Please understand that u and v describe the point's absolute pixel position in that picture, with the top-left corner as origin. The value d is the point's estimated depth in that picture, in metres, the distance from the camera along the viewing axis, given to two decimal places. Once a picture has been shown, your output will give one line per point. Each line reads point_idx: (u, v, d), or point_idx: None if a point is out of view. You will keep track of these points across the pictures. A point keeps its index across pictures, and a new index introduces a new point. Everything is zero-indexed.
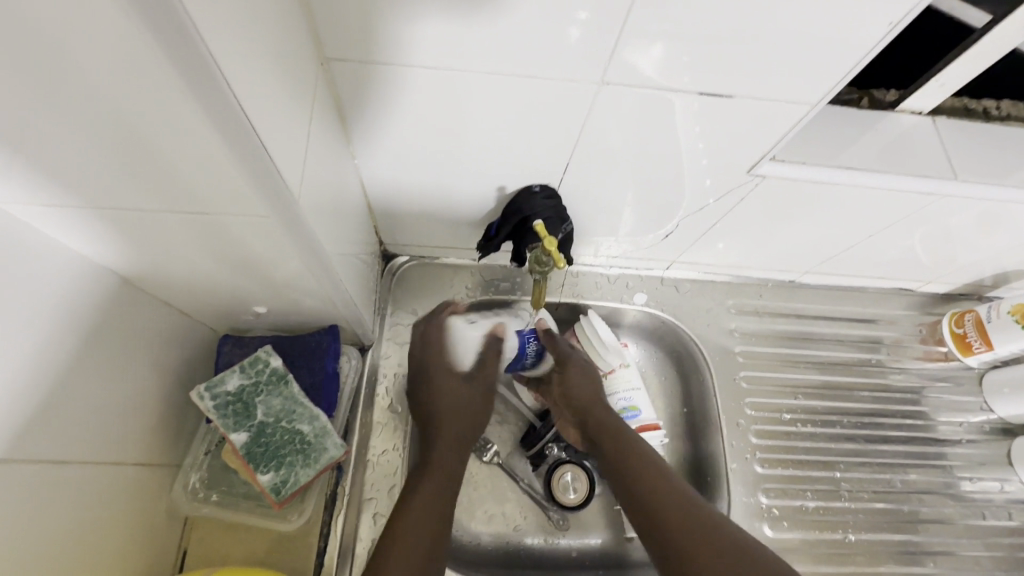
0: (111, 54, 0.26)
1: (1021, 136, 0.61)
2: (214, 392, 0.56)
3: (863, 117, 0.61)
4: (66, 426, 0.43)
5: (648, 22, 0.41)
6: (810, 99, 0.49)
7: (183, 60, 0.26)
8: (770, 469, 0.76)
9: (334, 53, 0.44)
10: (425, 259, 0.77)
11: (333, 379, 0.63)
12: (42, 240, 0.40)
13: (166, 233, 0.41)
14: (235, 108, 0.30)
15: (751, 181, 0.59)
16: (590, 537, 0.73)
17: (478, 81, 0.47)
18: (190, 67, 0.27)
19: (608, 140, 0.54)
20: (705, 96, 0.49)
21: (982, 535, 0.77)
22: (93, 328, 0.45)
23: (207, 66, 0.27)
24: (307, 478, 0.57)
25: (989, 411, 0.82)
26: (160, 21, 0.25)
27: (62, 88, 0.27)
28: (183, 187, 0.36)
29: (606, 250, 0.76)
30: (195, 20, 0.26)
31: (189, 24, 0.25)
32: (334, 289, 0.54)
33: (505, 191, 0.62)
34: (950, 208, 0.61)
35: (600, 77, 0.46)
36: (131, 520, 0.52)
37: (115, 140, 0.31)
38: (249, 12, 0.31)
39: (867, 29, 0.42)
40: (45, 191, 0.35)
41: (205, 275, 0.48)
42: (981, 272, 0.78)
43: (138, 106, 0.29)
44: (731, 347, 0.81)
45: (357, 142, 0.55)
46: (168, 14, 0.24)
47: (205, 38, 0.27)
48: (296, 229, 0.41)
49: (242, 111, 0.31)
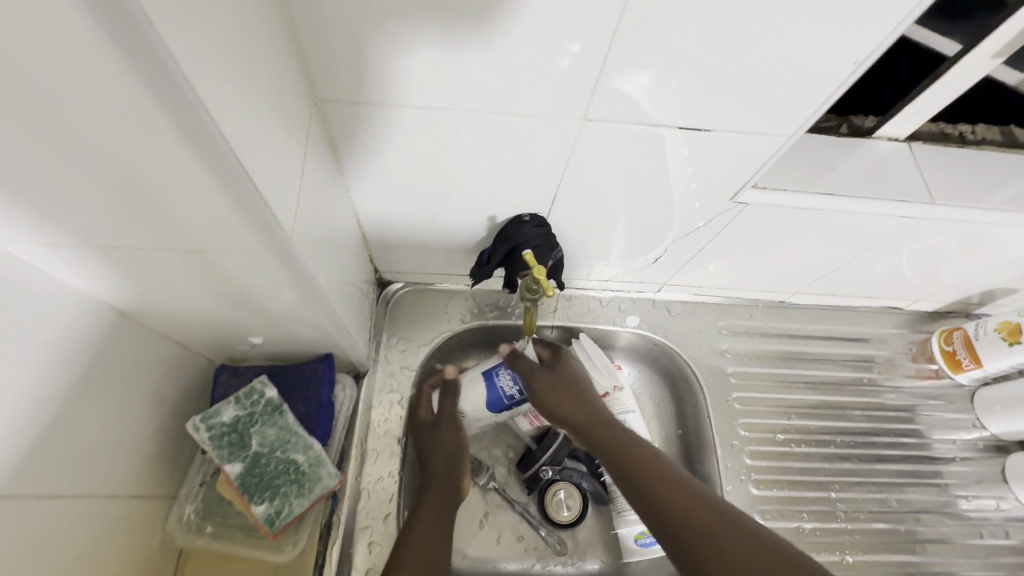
0: (118, 115, 0.27)
1: (994, 160, 0.63)
2: (209, 423, 0.56)
3: (842, 142, 0.63)
4: (66, 461, 0.44)
5: (635, 59, 0.43)
6: (787, 130, 0.51)
7: (183, 117, 0.28)
8: (766, 490, 0.76)
9: (329, 95, 0.46)
10: (419, 285, 0.78)
11: (328, 408, 0.63)
12: (45, 279, 0.41)
13: (166, 271, 0.42)
14: (231, 157, 0.32)
15: (735, 208, 0.61)
16: (585, 562, 0.73)
17: (467, 118, 0.49)
18: (193, 126, 0.29)
19: (597, 169, 0.55)
20: (687, 129, 0.50)
21: (981, 554, 0.76)
22: (92, 363, 0.46)
23: (205, 122, 0.29)
24: (301, 508, 0.57)
25: (982, 428, 0.83)
26: (164, 84, 0.26)
27: (69, 144, 0.29)
28: (181, 230, 0.37)
29: (599, 273, 0.77)
30: (183, 65, 0.27)
31: (189, 87, 0.27)
32: (328, 320, 0.55)
33: (496, 220, 0.63)
34: (931, 229, 0.63)
35: (584, 113, 0.48)
36: (126, 555, 0.52)
37: (109, 182, 0.32)
38: (244, 61, 0.33)
39: (837, 63, 0.44)
40: (49, 235, 0.36)
41: (201, 309, 0.50)
42: (968, 290, 0.80)
43: (141, 160, 0.31)
44: (724, 368, 0.82)
45: (352, 176, 0.56)
46: (170, 76, 0.26)
47: (188, 74, 0.27)
48: (289, 262, 0.42)
49: (238, 159, 0.33)
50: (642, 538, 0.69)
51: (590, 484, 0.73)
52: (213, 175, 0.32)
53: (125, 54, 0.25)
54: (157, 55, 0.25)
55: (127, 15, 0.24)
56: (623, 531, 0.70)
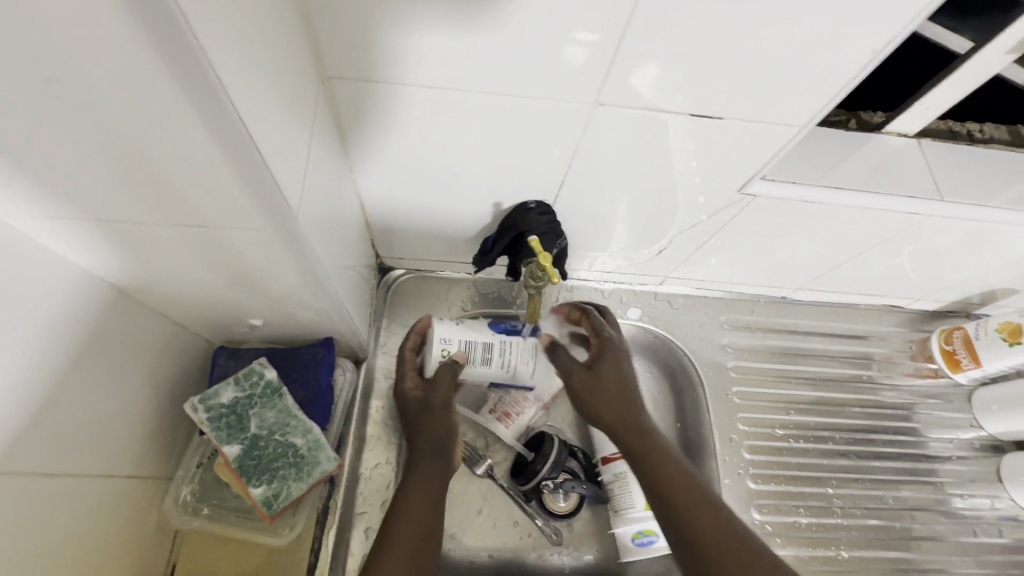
0: (126, 82, 0.27)
1: (1001, 158, 0.63)
2: (207, 404, 0.55)
3: (852, 137, 0.62)
4: (60, 438, 0.43)
5: (646, 46, 0.42)
6: (796, 122, 0.50)
7: (197, 92, 0.28)
8: (763, 485, 0.76)
9: (335, 72, 0.45)
10: (421, 272, 0.77)
11: (328, 393, 0.63)
12: (43, 253, 0.40)
13: (169, 247, 0.42)
14: (244, 136, 0.31)
15: (742, 200, 0.61)
16: (581, 553, 0.73)
17: (476, 101, 0.48)
18: (208, 101, 0.29)
19: (604, 156, 0.55)
20: (696, 117, 0.50)
21: (974, 552, 0.77)
22: (89, 339, 0.45)
23: (221, 98, 0.29)
24: (299, 492, 0.56)
25: (979, 428, 0.83)
26: (178, 57, 0.26)
27: (72, 108, 0.28)
28: (186, 204, 0.36)
29: (600, 264, 0.76)
30: (201, 41, 0.26)
31: (206, 64, 0.27)
32: (329, 303, 0.54)
33: (500, 207, 0.63)
34: (938, 228, 0.63)
35: (595, 98, 0.48)
36: (122, 534, 0.51)
37: (112, 151, 0.31)
38: (254, 30, 0.32)
39: (850, 56, 0.43)
40: (48, 206, 0.35)
41: (203, 288, 0.49)
42: (968, 290, 0.80)
43: (148, 130, 0.30)
44: (724, 363, 0.82)
45: (356, 158, 0.55)
46: (186, 51, 0.26)
47: (205, 50, 0.27)
48: (293, 241, 0.42)
49: (251, 139, 0.32)
50: (639, 537, 0.69)
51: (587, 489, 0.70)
52: (223, 151, 0.32)
53: (139, 23, 0.24)
54: (175, 29, 0.25)
55: None
56: (620, 530, 0.70)
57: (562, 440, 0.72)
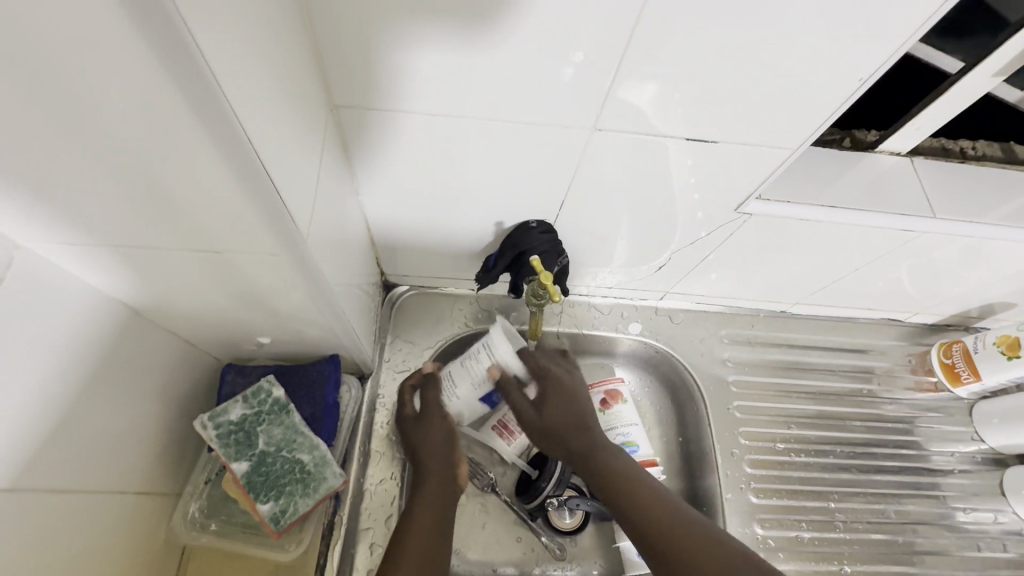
0: (148, 114, 0.29)
1: (994, 175, 0.64)
2: (216, 421, 0.56)
3: (846, 156, 0.64)
4: (75, 455, 0.45)
5: (643, 69, 0.44)
6: (790, 143, 0.51)
7: (215, 127, 0.30)
8: (765, 499, 0.76)
9: (343, 100, 0.47)
10: (424, 289, 0.79)
11: (333, 409, 0.64)
12: (62, 275, 0.42)
13: (181, 270, 0.43)
14: (259, 168, 0.33)
15: (739, 218, 0.62)
16: (585, 567, 0.73)
17: (478, 126, 0.50)
18: (225, 136, 0.30)
19: (602, 176, 0.56)
20: (691, 140, 0.51)
21: (978, 567, 0.77)
22: (103, 358, 0.46)
23: (236, 133, 0.30)
24: (305, 508, 0.57)
25: (981, 441, 0.83)
26: (200, 96, 0.28)
27: (95, 138, 0.29)
28: (200, 229, 0.38)
29: (601, 280, 0.77)
30: (221, 82, 0.28)
31: (225, 104, 0.29)
32: (335, 321, 0.55)
33: (503, 226, 0.64)
34: (932, 244, 0.64)
35: (593, 123, 0.49)
36: (132, 551, 0.52)
37: (131, 180, 0.33)
38: (266, 62, 0.34)
39: (839, 80, 0.45)
40: (68, 231, 0.37)
41: (213, 307, 0.50)
42: (966, 303, 0.80)
43: (166, 160, 0.32)
44: (725, 377, 0.82)
45: (362, 179, 0.57)
46: (206, 91, 0.28)
47: (224, 90, 0.29)
48: (302, 263, 0.43)
49: (265, 170, 0.34)
50: (644, 550, 0.70)
51: (592, 507, 0.69)
52: (241, 183, 0.33)
53: (163, 65, 0.26)
54: (197, 72, 0.27)
55: (176, 41, 0.25)
56: (625, 543, 0.71)
57: (566, 458, 0.72)
